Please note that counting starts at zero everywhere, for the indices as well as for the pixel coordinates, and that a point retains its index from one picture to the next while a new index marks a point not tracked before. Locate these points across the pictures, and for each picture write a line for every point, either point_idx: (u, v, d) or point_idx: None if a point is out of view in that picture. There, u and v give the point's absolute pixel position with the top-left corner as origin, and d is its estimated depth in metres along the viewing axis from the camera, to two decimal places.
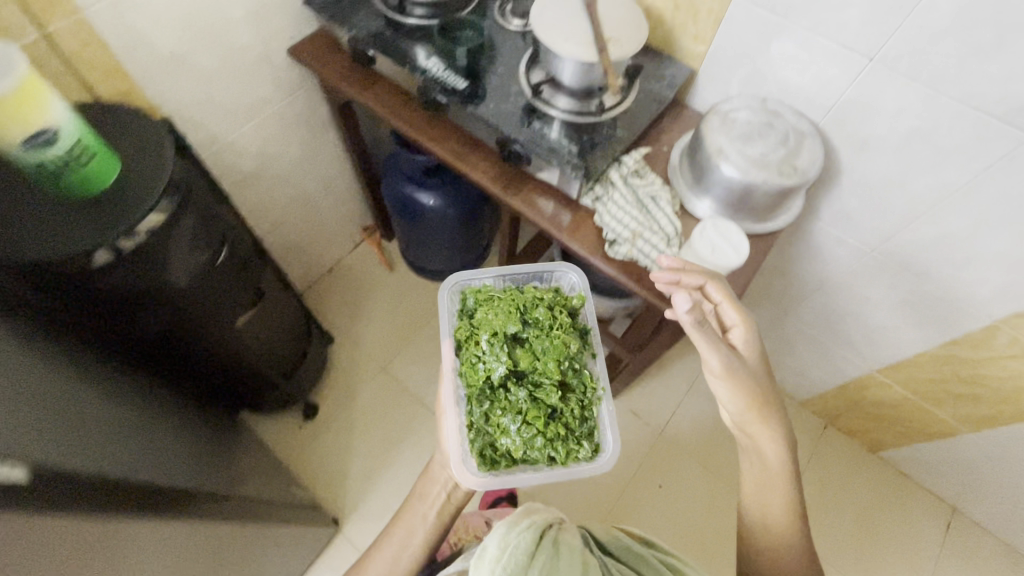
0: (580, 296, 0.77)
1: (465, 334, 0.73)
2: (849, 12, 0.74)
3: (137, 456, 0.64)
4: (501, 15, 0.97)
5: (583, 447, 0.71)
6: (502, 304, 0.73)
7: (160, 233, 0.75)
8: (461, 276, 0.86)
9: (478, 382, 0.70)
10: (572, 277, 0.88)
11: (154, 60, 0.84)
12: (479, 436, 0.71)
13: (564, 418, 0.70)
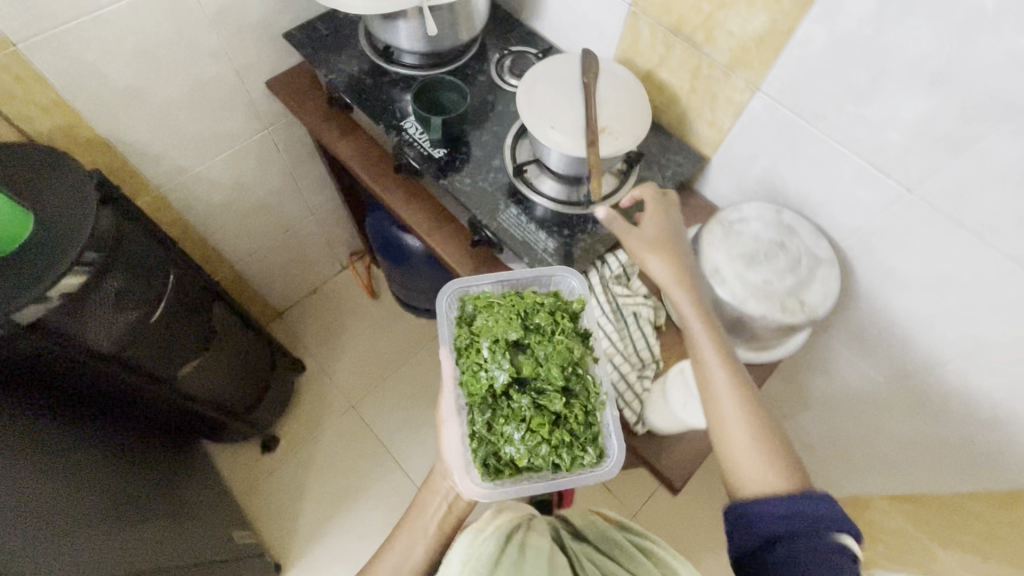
0: (581, 299, 0.60)
1: (460, 345, 0.57)
2: (891, 137, 0.62)
3: (26, 553, 0.59)
4: (498, 73, 0.87)
5: (596, 454, 0.55)
6: (502, 306, 0.57)
7: (79, 297, 0.69)
8: (457, 283, 0.66)
9: (476, 387, 0.54)
10: (574, 282, 0.67)
11: (105, 92, 0.77)
12: (482, 444, 0.54)
13: (575, 425, 0.54)
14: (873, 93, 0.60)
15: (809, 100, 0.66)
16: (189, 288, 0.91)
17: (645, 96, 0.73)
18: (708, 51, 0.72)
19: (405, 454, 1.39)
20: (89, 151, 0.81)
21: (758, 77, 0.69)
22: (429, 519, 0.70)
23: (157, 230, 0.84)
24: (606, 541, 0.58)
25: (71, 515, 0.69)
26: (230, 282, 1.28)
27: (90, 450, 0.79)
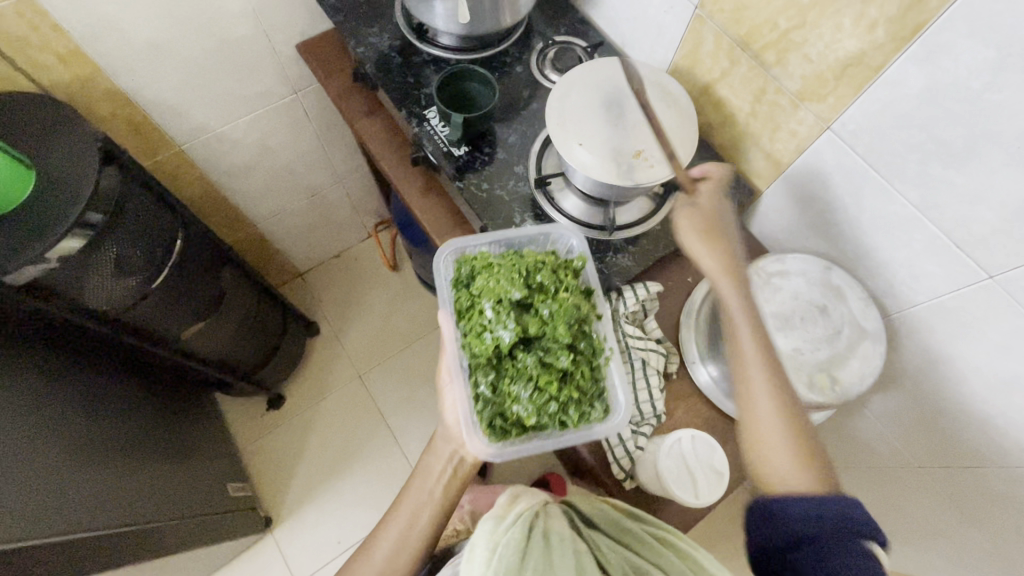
0: (582, 258, 0.59)
1: (463, 307, 0.58)
2: (979, 211, 0.51)
3: (2, 505, 0.60)
4: (539, 66, 0.79)
5: (597, 413, 0.56)
6: (504, 267, 0.57)
7: (76, 260, 0.69)
8: (456, 243, 0.65)
9: (482, 348, 0.54)
10: (575, 240, 0.65)
11: (124, 44, 0.74)
12: (489, 403, 0.55)
13: (580, 384, 0.55)
14: (966, 156, 0.50)
15: (886, 151, 0.56)
16: (196, 252, 0.90)
17: (694, 120, 0.64)
18: (776, 74, 0.62)
19: (404, 432, 1.38)
20: (107, 103, 0.80)
21: (830, 113, 0.59)
22: (435, 481, 0.67)
23: (165, 193, 0.83)
24: (625, 536, 0.56)
25: (57, 468, 0.71)
26: (252, 239, 1.28)
27: (84, 403, 0.81)
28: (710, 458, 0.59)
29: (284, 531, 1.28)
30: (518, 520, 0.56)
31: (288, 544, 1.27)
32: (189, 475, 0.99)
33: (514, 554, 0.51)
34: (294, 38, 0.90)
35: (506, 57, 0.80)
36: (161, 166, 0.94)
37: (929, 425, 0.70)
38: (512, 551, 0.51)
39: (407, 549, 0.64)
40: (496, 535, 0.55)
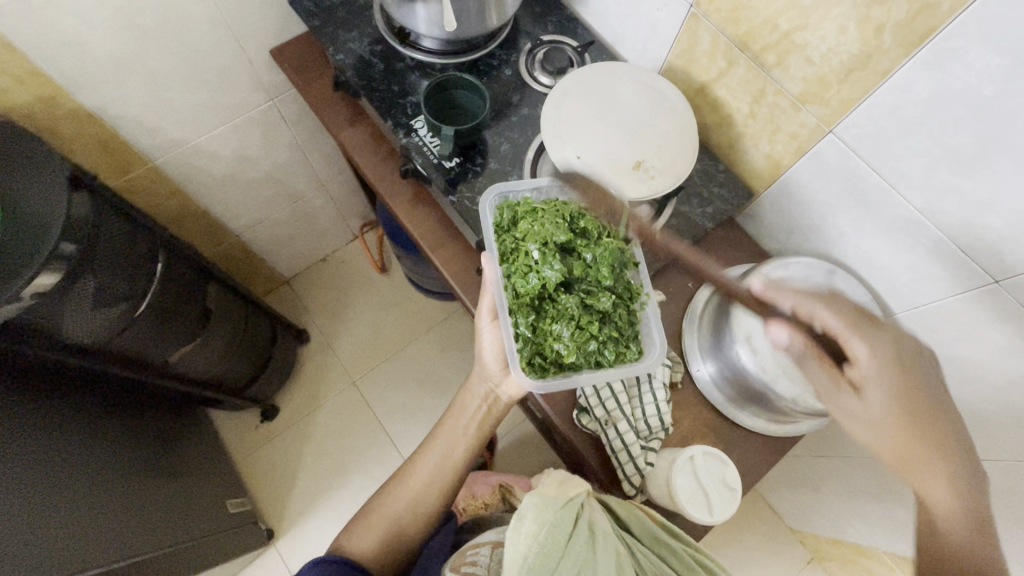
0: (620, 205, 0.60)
1: (505, 249, 0.57)
2: (986, 218, 0.51)
3: None
4: (528, 68, 0.76)
5: (635, 353, 0.57)
6: (548, 211, 0.57)
7: (51, 297, 0.65)
8: (499, 187, 0.62)
9: (526, 287, 0.54)
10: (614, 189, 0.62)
11: (86, 60, 0.69)
12: (529, 343, 0.55)
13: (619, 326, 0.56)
14: (975, 163, 0.49)
15: (891, 156, 0.55)
16: (177, 273, 0.86)
17: (693, 128, 0.63)
18: (777, 76, 0.60)
19: (402, 436, 1.37)
20: (72, 123, 0.75)
21: (833, 116, 0.58)
22: (470, 418, 0.75)
23: (139, 215, 0.79)
24: (659, 546, 0.60)
25: (45, 507, 0.68)
26: (235, 250, 1.24)
27: (75, 433, 0.78)
28: (721, 475, 0.61)
29: (287, 542, 1.27)
30: (568, 508, 0.60)
31: (291, 556, 1.26)
32: (181, 505, 0.96)
33: (557, 553, 0.57)
34: (268, 44, 0.85)
35: (493, 59, 0.77)
36: (135, 183, 0.90)
37: None
38: (556, 550, 0.57)
39: (440, 478, 0.75)
40: (546, 514, 0.60)
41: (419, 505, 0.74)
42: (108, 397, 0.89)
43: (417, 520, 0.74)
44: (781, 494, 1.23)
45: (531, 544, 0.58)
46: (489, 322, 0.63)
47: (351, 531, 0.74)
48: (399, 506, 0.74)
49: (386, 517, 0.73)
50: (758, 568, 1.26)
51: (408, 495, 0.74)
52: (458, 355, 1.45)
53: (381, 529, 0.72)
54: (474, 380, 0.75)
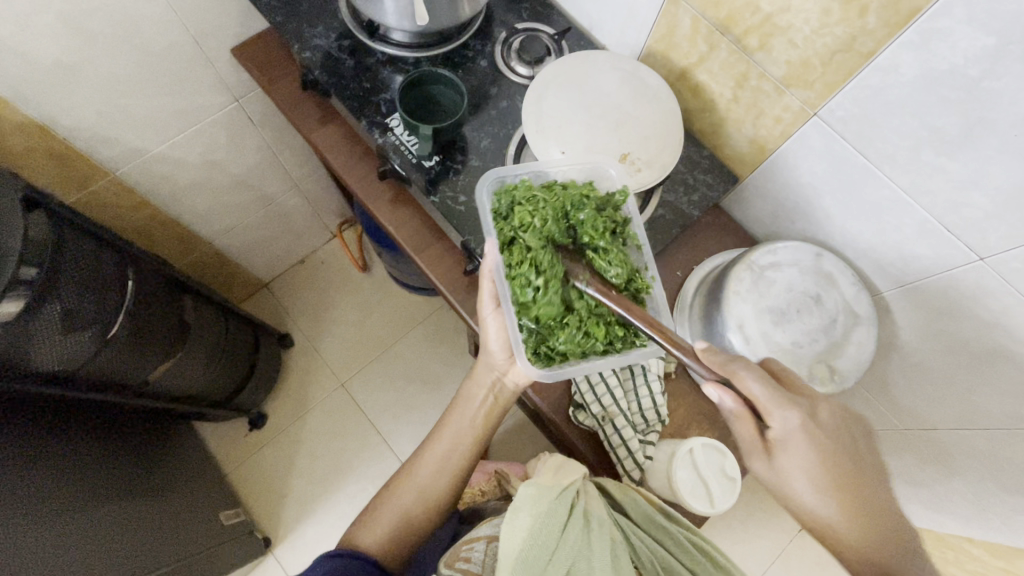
0: (622, 191, 0.56)
1: (504, 240, 0.55)
2: (971, 198, 0.51)
3: None
4: (504, 58, 0.74)
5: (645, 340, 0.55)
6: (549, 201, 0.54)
7: (15, 324, 0.61)
8: (496, 171, 0.59)
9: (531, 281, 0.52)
10: (613, 170, 0.58)
11: (31, 69, 0.65)
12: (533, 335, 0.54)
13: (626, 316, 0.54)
14: (961, 144, 0.49)
15: (876, 138, 0.55)
16: (149, 289, 0.83)
17: (677, 116, 0.63)
18: (760, 59, 0.59)
19: (395, 435, 1.35)
20: (22, 136, 0.70)
21: (817, 99, 0.57)
22: (476, 409, 0.74)
23: (103, 230, 0.75)
24: (656, 529, 0.60)
25: (24, 538, 0.64)
26: (210, 257, 1.20)
27: (53, 458, 0.74)
28: (720, 465, 0.62)
29: (285, 549, 1.25)
30: (563, 499, 0.59)
31: (290, 563, 1.24)
32: (172, 526, 0.93)
33: (553, 545, 0.56)
34: (229, 42, 0.81)
35: (467, 50, 0.74)
36: (96, 196, 0.85)
37: (919, 395, 0.72)
38: (551, 543, 0.56)
39: (447, 471, 0.74)
40: (541, 506, 0.59)
41: (427, 499, 0.73)
42: (85, 421, 0.85)
43: (425, 513, 0.73)
44: None
45: (526, 537, 0.56)
46: (491, 311, 0.60)
47: (359, 525, 0.73)
48: (407, 500, 0.73)
49: (394, 513, 0.72)
50: (751, 540, 1.30)
51: (416, 489, 0.73)
52: (446, 350, 1.43)
53: (390, 523, 0.72)
54: (480, 370, 0.72)
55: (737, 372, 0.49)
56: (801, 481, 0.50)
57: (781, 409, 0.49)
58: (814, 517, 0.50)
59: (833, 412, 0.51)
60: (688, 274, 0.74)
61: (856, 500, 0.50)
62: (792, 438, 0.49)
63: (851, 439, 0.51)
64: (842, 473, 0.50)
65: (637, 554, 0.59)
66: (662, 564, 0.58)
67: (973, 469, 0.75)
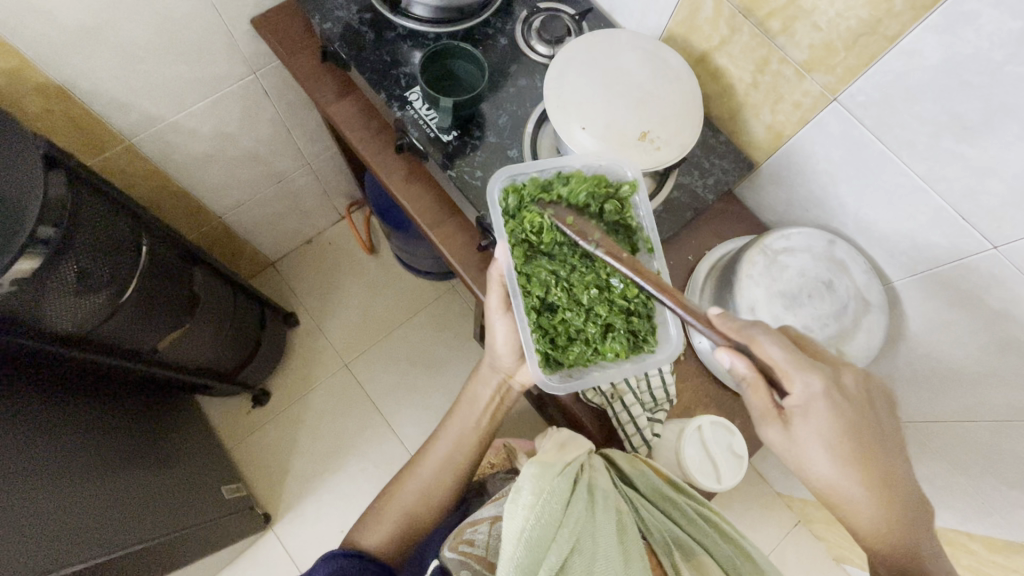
0: (630, 185, 0.60)
1: (516, 243, 0.58)
2: (988, 184, 0.51)
3: None
4: (524, 37, 0.74)
5: (653, 345, 0.58)
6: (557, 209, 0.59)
7: (31, 282, 0.62)
8: (505, 170, 0.60)
9: (539, 291, 0.57)
10: (631, 170, 0.60)
11: (50, 29, 0.64)
12: (545, 339, 0.57)
13: (635, 324, 0.58)
14: (981, 131, 0.49)
15: (896, 123, 0.55)
16: (160, 257, 0.83)
17: (697, 97, 0.63)
18: (782, 43, 0.59)
19: (397, 417, 1.36)
20: (40, 97, 0.70)
21: (838, 83, 0.57)
22: (482, 410, 0.75)
23: (119, 195, 0.76)
24: (663, 499, 0.62)
25: (31, 501, 0.65)
26: (218, 232, 1.20)
27: (59, 420, 0.75)
28: (729, 443, 0.64)
29: (285, 525, 1.26)
30: (566, 474, 0.58)
31: (291, 538, 1.25)
32: (175, 495, 0.94)
33: (556, 522, 0.54)
34: (248, 12, 0.80)
35: (488, 27, 0.75)
36: (110, 163, 0.86)
37: (925, 386, 0.72)
38: (554, 518, 0.54)
39: (451, 468, 0.75)
40: (544, 483, 0.57)
41: (430, 494, 0.74)
42: (91, 391, 0.85)
43: (430, 510, 0.73)
44: (769, 462, 1.26)
45: (530, 515, 0.54)
46: (500, 317, 0.62)
47: (363, 525, 0.73)
48: (411, 497, 0.73)
49: (399, 508, 0.73)
50: (747, 533, 1.30)
51: (420, 484, 0.74)
52: (450, 335, 1.43)
53: (396, 521, 0.72)
54: (485, 370, 0.74)
55: (755, 337, 0.48)
56: (816, 448, 0.50)
57: (802, 374, 0.48)
58: (829, 485, 0.51)
59: (857, 380, 0.50)
60: (700, 258, 0.74)
61: (876, 472, 0.50)
62: (813, 404, 0.49)
63: (872, 410, 0.50)
64: (858, 441, 0.50)
65: (645, 524, 0.60)
66: (673, 539, 0.59)
67: (976, 462, 0.76)
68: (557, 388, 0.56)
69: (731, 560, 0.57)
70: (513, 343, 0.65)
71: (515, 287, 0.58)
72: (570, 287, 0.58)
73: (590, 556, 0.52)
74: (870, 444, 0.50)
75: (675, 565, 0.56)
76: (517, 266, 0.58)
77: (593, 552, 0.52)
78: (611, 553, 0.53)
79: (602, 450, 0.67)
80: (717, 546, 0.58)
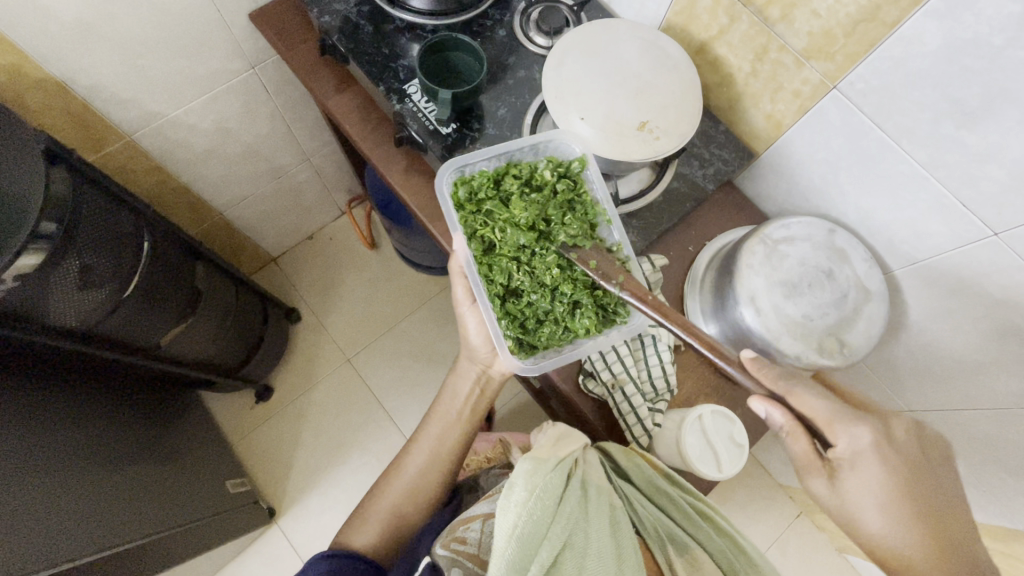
0: (579, 161, 0.60)
1: (474, 233, 0.59)
2: (988, 171, 0.51)
3: None
4: (523, 29, 0.74)
5: (624, 318, 0.59)
6: (507, 192, 0.59)
7: (35, 278, 0.62)
8: (454, 160, 0.61)
9: (502, 278, 0.58)
10: (577, 145, 0.61)
11: (51, 25, 0.65)
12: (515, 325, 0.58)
13: (603, 298, 0.58)
14: (981, 116, 0.49)
15: (895, 110, 0.55)
16: (163, 253, 0.83)
17: (695, 86, 0.63)
18: (781, 31, 0.59)
19: (399, 412, 1.36)
20: (41, 93, 0.71)
21: (837, 71, 0.57)
22: (461, 403, 0.76)
23: (121, 190, 0.76)
24: (658, 494, 0.62)
25: (32, 495, 0.65)
26: (219, 228, 1.20)
27: (64, 416, 0.76)
28: (729, 432, 0.64)
29: (290, 519, 1.27)
30: (560, 470, 0.59)
31: (296, 532, 1.26)
32: (180, 490, 0.95)
33: (548, 519, 0.54)
34: (247, 7, 0.80)
35: (486, 19, 0.74)
36: (111, 159, 0.86)
37: (926, 375, 0.72)
38: (547, 516, 0.54)
39: (436, 464, 0.75)
40: (536, 480, 0.58)
41: (417, 492, 0.74)
42: (96, 386, 0.86)
43: (417, 508, 0.74)
44: (773, 453, 1.26)
45: (522, 514, 0.55)
46: (468, 306, 0.65)
47: (351, 526, 0.73)
48: (398, 496, 0.74)
49: (385, 508, 0.73)
50: (750, 524, 1.31)
51: (405, 482, 0.74)
52: (452, 329, 1.44)
53: (382, 520, 0.72)
54: (463, 362, 0.75)
55: (797, 393, 0.50)
56: (868, 505, 0.48)
57: (845, 427, 0.49)
58: (882, 542, 0.48)
59: (907, 430, 0.50)
60: (700, 249, 0.74)
61: (936, 532, 0.47)
62: (861, 458, 0.48)
63: (926, 465, 0.49)
64: (913, 497, 0.48)
65: (639, 519, 0.61)
66: (667, 534, 0.60)
67: (979, 450, 0.76)
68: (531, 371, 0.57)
69: (724, 552, 0.59)
70: (487, 332, 0.67)
71: (475, 278, 0.59)
72: (533, 269, 0.58)
73: (582, 552, 0.53)
74: (927, 497, 0.48)
75: (668, 559, 0.58)
76: (476, 257, 0.59)
77: (584, 549, 0.53)
78: (603, 549, 0.54)
79: (598, 444, 0.67)
80: (711, 541, 0.60)
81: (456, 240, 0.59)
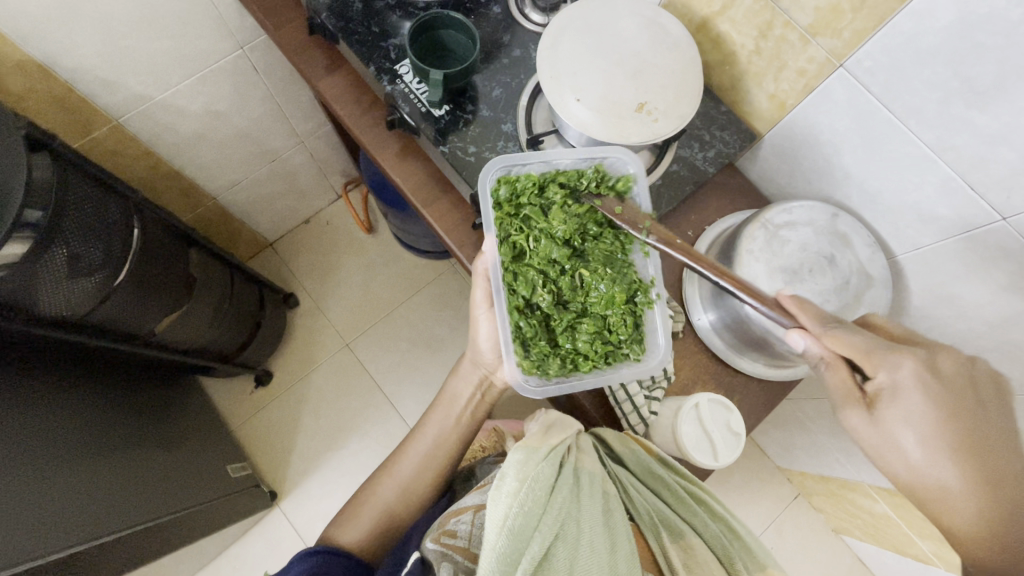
0: (626, 181, 0.60)
1: (505, 238, 0.58)
2: (999, 153, 0.49)
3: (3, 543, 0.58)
4: (518, 7, 0.72)
5: (638, 354, 0.58)
6: (549, 201, 0.59)
7: (21, 269, 0.61)
8: (504, 157, 0.58)
9: (525, 290, 0.57)
10: (632, 167, 0.59)
11: (28, 4, 0.62)
12: (528, 341, 0.57)
13: (619, 330, 0.58)
14: (993, 95, 0.47)
15: (904, 90, 0.53)
16: (154, 239, 0.82)
17: (697, 66, 0.60)
18: (786, 6, 0.56)
19: (398, 396, 1.37)
20: (23, 76, 0.69)
21: (844, 48, 0.55)
22: (462, 408, 0.76)
23: (109, 176, 0.74)
24: (654, 479, 0.62)
25: (31, 484, 0.65)
26: (213, 212, 1.19)
27: (64, 405, 0.76)
28: (725, 421, 0.63)
29: (291, 502, 1.28)
30: (550, 459, 0.58)
31: (297, 514, 1.27)
32: (182, 473, 0.96)
33: (540, 509, 0.54)
34: None
35: None
36: (99, 144, 0.84)
37: None
38: (538, 506, 0.54)
39: (432, 467, 0.75)
40: (528, 470, 0.58)
41: (410, 495, 0.74)
42: (94, 374, 0.87)
43: (407, 510, 0.74)
44: (770, 432, 1.27)
45: (514, 505, 0.54)
46: (485, 310, 0.63)
47: (342, 520, 0.74)
48: (390, 496, 0.74)
49: (377, 507, 0.73)
50: (746, 504, 1.32)
51: (399, 483, 0.74)
52: (450, 314, 1.43)
53: (372, 520, 0.73)
54: (466, 366, 0.75)
55: (833, 332, 0.47)
56: (908, 434, 0.44)
57: (885, 357, 0.45)
58: (923, 481, 0.43)
59: (956, 364, 0.45)
60: (699, 234, 0.72)
61: (985, 469, 0.42)
62: (902, 390, 0.44)
63: (971, 405, 0.44)
64: (963, 435, 0.43)
65: (634, 505, 0.61)
66: (662, 521, 0.60)
67: None
68: (534, 391, 0.56)
69: (717, 536, 0.59)
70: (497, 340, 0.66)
71: (499, 282, 0.57)
72: (557, 288, 0.58)
73: (574, 543, 0.52)
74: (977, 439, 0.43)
75: (662, 545, 0.58)
76: (505, 262, 0.58)
77: (576, 538, 0.53)
78: (596, 539, 0.53)
79: (592, 429, 0.68)
80: (705, 526, 0.59)
81: (487, 240, 0.58)
